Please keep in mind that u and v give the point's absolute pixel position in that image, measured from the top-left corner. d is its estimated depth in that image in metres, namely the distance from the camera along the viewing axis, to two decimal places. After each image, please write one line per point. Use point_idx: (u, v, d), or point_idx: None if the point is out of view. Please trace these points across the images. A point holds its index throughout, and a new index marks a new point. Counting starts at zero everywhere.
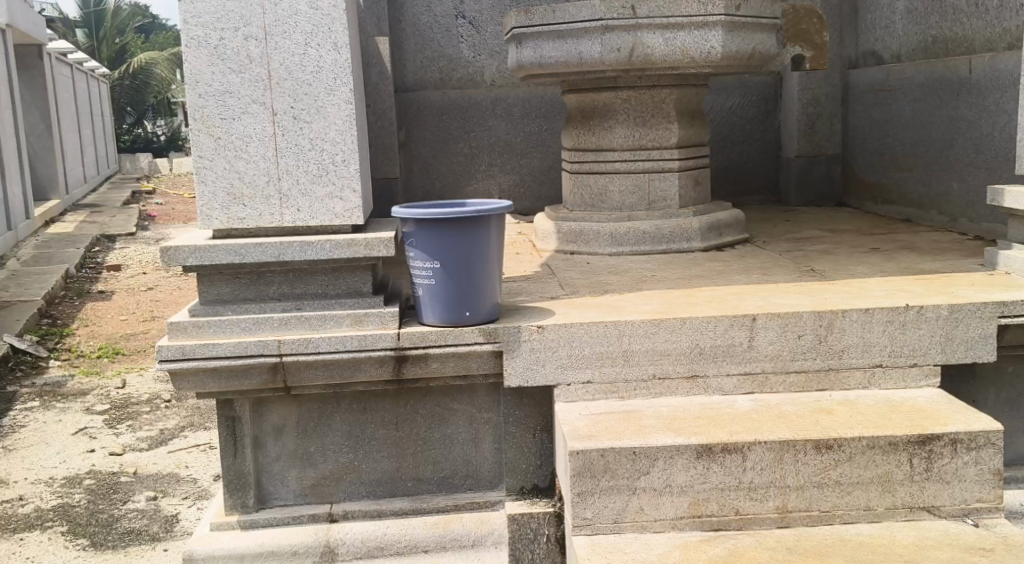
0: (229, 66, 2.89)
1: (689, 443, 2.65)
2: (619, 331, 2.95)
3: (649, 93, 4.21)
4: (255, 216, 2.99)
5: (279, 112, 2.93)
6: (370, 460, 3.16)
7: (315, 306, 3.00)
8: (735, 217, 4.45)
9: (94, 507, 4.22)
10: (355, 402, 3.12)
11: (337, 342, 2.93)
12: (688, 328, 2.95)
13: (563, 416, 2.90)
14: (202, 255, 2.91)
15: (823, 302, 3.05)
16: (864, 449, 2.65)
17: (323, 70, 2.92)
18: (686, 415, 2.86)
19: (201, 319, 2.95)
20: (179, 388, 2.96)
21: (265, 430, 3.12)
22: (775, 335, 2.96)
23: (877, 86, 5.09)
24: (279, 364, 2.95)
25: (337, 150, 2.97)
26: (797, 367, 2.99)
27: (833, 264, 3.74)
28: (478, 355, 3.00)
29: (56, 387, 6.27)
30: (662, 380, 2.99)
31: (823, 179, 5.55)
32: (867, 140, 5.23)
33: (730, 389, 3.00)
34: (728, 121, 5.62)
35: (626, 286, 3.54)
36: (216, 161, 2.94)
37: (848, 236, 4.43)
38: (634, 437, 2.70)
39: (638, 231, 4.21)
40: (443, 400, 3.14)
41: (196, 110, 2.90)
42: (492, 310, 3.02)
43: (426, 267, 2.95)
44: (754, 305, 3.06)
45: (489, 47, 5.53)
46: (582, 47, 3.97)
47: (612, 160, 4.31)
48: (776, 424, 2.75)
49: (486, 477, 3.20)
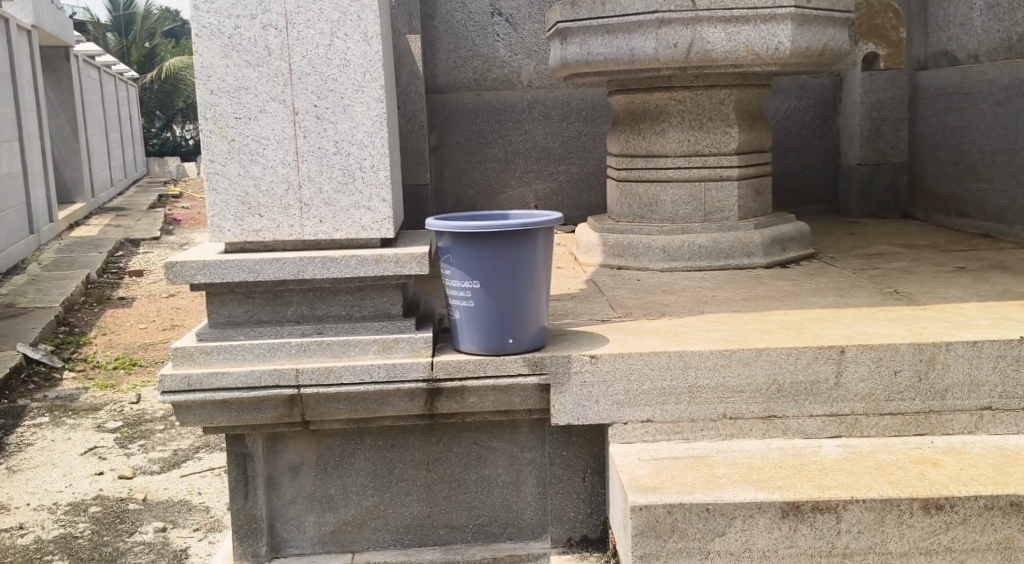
0: (245, 58, 2.54)
1: (773, 500, 2.27)
2: (684, 363, 2.56)
3: (706, 94, 3.81)
4: (272, 228, 2.64)
5: (300, 111, 2.58)
6: (396, 505, 2.79)
7: (338, 331, 2.65)
8: (800, 230, 4.05)
9: (99, 539, 3.89)
10: (381, 438, 2.76)
11: (363, 372, 2.58)
12: (765, 360, 2.57)
13: (620, 461, 2.52)
14: (212, 272, 2.57)
15: (919, 332, 2.66)
16: (980, 510, 2.26)
17: (351, 64, 2.57)
18: (763, 463, 2.48)
19: (210, 345, 2.60)
20: (184, 422, 2.62)
21: (279, 469, 2.77)
22: (866, 371, 2.57)
23: (951, 88, 4.67)
24: (296, 396, 2.59)
25: (366, 154, 2.62)
26: (892, 409, 2.60)
27: (919, 286, 3.34)
28: (524, 388, 2.64)
29: (68, 401, 5.97)
30: (734, 421, 2.61)
31: (888, 189, 5.14)
32: (938, 146, 4.81)
33: (813, 432, 2.61)
34: (784, 126, 5.22)
35: (685, 308, 3.15)
36: (229, 165, 2.59)
37: (926, 253, 4.02)
38: (707, 491, 2.32)
39: (693, 244, 3.82)
40: (480, 436, 2.77)
41: (207, 108, 2.56)
42: (539, 336, 2.65)
43: (464, 287, 2.59)
44: (839, 335, 2.67)
45: (526, 46, 5.18)
46: (635, 43, 3.59)
47: (664, 167, 3.92)
48: (873, 477, 2.37)
49: (528, 525, 2.82)
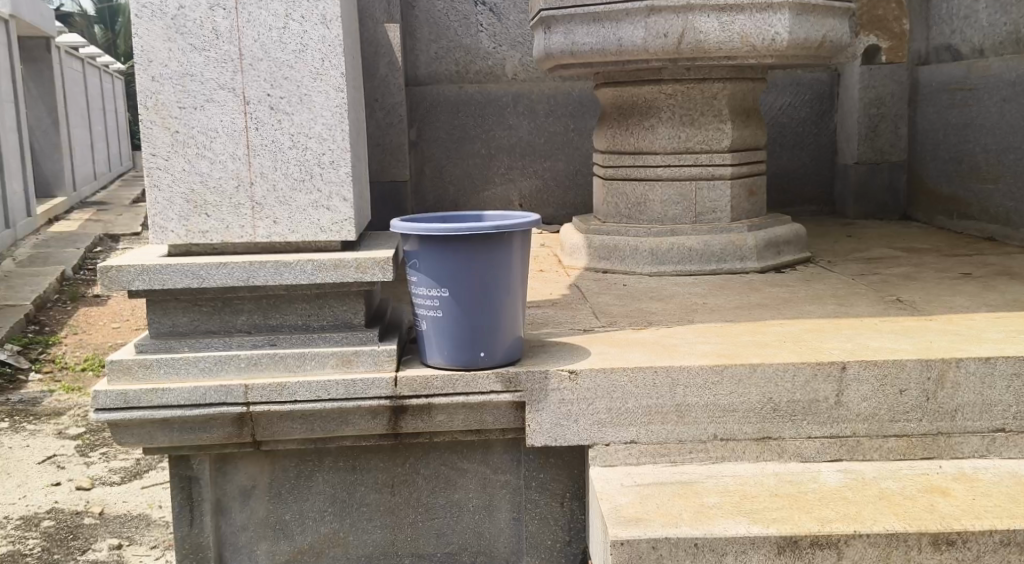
0: (190, 42, 2.30)
1: (768, 534, 2.05)
2: (672, 379, 2.35)
3: (699, 88, 3.58)
4: (221, 229, 2.41)
5: (252, 100, 2.34)
6: (357, 532, 2.57)
7: (293, 342, 2.42)
8: (797, 232, 3.83)
9: (48, 558, 3.65)
10: (341, 459, 2.54)
11: (320, 389, 2.35)
12: (761, 378, 2.35)
13: (601, 487, 2.30)
14: (152, 277, 2.33)
15: (926, 347, 2.44)
16: (995, 547, 2.05)
17: (308, 49, 2.33)
18: (757, 490, 2.25)
19: (150, 358, 2.37)
20: (122, 443, 2.39)
21: (229, 493, 2.54)
22: (869, 390, 2.36)
23: (954, 84, 4.47)
24: (245, 415, 2.37)
25: (325, 149, 2.39)
26: (897, 431, 2.38)
27: (923, 293, 3.13)
28: (497, 406, 2.41)
29: (30, 405, 5.72)
30: (725, 443, 2.39)
31: (886, 189, 4.93)
32: (940, 144, 4.61)
33: (812, 455, 2.39)
34: (778, 123, 5.01)
35: (673, 317, 2.93)
36: (173, 159, 2.36)
37: (928, 257, 3.81)
38: (694, 523, 2.10)
39: (683, 247, 3.60)
40: (450, 458, 2.55)
41: (148, 95, 2.32)
42: (514, 349, 2.42)
43: (431, 296, 2.36)
44: (842, 349, 2.45)
45: (511, 37, 4.94)
46: (623, 32, 3.37)
47: (652, 165, 3.70)
48: (877, 508, 2.15)
49: (501, 554, 2.59)
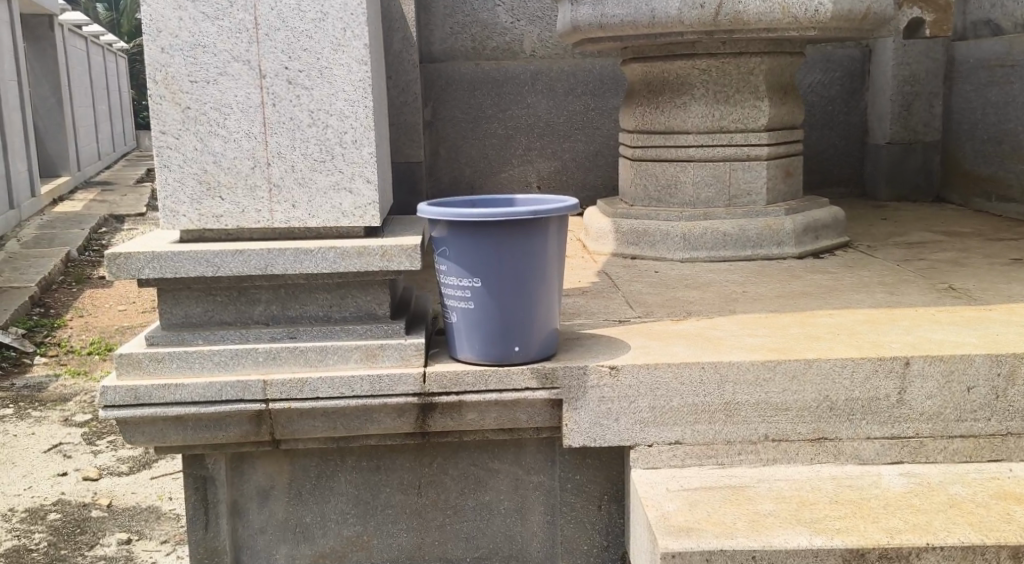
0: (202, 10, 2.13)
1: (832, 547, 1.89)
2: (720, 376, 2.18)
3: (734, 62, 3.39)
4: (236, 213, 2.24)
5: (268, 74, 2.17)
6: (381, 535, 2.41)
7: (314, 335, 2.25)
8: (835, 215, 3.65)
9: (55, 553, 3.51)
10: (365, 458, 2.38)
11: (343, 385, 2.19)
12: (816, 374, 2.18)
13: (646, 492, 2.13)
14: (163, 264, 2.17)
15: (993, 340, 2.27)
16: None
17: (328, 17, 2.15)
18: (814, 496, 2.09)
19: (161, 351, 2.20)
20: (133, 442, 2.23)
21: (246, 494, 2.39)
22: (933, 388, 2.19)
23: (994, 60, 4.28)
24: (264, 412, 2.21)
25: (347, 127, 2.21)
26: (963, 431, 2.21)
27: (976, 280, 2.95)
28: (531, 403, 2.24)
29: (35, 392, 5.57)
30: (777, 443, 2.22)
31: (921, 170, 4.74)
32: (978, 122, 4.42)
33: (871, 458, 2.23)
34: (808, 102, 4.81)
35: (713, 306, 2.76)
36: (184, 138, 2.18)
37: (972, 241, 3.63)
38: (751, 534, 1.94)
39: (717, 231, 3.43)
40: (480, 457, 2.39)
41: (158, 68, 2.15)
42: (549, 343, 2.26)
43: (462, 286, 2.19)
44: (900, 342, 2.28)
45: (530, 11, 4.76)
46: (655, 2, 3.16)
47: (684, 145, 3.51)
48: (949, 517, 1.98)
49: (534, 559, 2.43)
